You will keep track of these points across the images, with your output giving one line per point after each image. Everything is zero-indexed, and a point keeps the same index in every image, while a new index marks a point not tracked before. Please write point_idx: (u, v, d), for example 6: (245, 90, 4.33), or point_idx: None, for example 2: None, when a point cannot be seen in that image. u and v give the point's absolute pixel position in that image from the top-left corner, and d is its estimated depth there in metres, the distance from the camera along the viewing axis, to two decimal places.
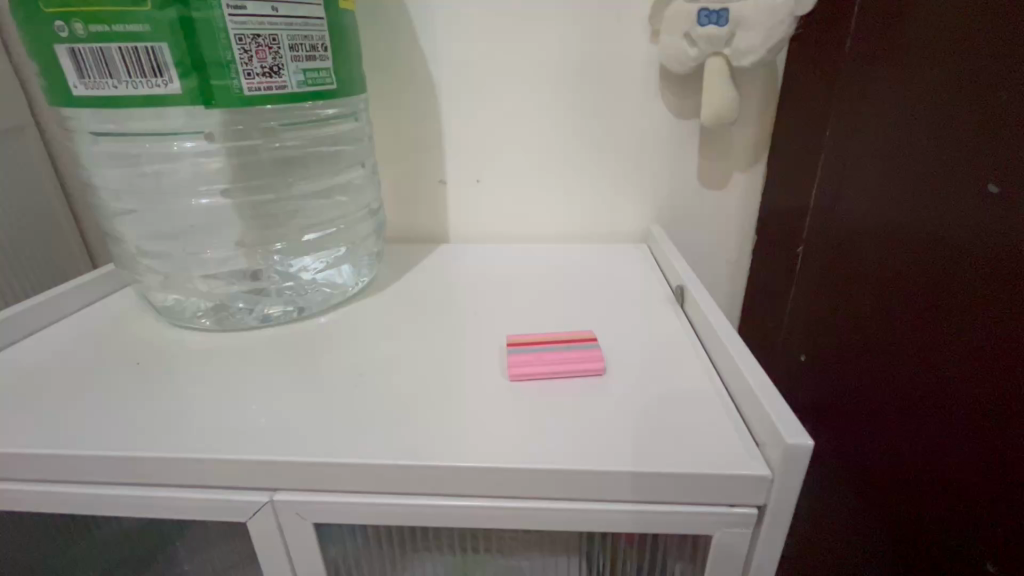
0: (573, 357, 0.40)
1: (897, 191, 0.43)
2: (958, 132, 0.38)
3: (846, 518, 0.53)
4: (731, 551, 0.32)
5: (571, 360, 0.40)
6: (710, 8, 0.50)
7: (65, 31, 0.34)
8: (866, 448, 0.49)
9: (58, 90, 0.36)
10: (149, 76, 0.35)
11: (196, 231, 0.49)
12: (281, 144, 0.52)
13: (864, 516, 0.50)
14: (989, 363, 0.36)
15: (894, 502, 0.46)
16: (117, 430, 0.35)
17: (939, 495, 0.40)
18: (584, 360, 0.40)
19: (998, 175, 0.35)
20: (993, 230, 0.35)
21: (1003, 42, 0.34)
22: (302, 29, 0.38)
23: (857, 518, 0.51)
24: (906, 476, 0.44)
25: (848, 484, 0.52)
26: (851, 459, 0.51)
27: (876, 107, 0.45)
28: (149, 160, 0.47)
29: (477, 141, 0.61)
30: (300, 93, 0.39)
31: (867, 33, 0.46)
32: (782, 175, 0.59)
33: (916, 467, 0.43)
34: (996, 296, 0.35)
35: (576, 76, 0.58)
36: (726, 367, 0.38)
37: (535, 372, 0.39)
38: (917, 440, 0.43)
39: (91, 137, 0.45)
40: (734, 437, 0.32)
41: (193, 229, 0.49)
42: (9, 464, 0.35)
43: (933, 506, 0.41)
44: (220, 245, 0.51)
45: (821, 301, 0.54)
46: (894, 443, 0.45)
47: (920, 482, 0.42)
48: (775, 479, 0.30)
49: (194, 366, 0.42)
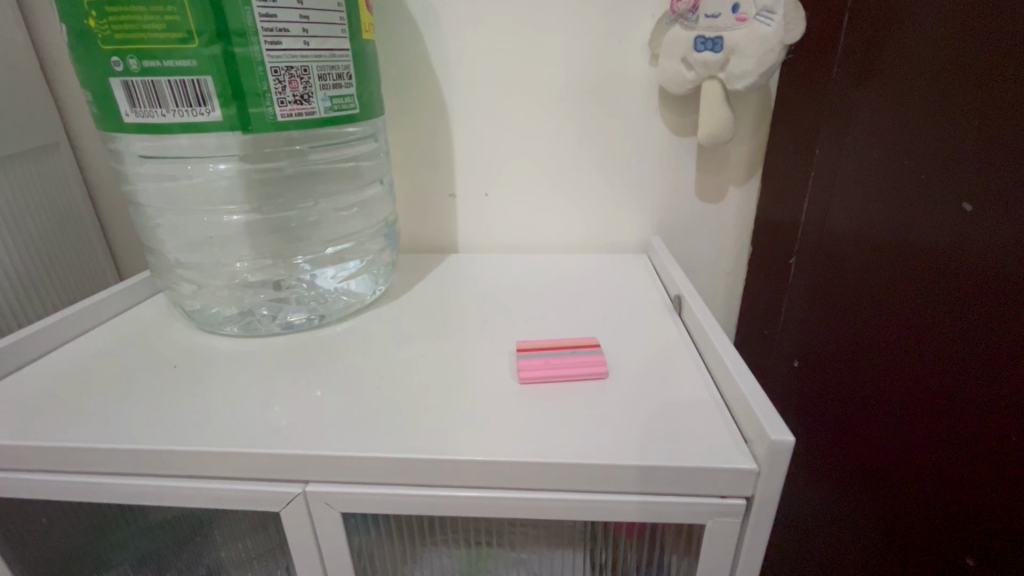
0: (579, 363, 0.43)
1: (884, 205, 0.46)
2: (937, 153, 0.40)
3: (836, 518, 0.55)
4: (722, 538, 0.35)
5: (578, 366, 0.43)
6: (705, 36, 0.54)
7: (120, 66, 0.38)
8: (856, 450, 0.51)
9: (111, 117, 0.40)
10: (194, 105, 0.38)
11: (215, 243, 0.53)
12: (305, 164, 0.56)
13: (854, 515, 0.52)
14: (971, 366, 0.38)
15: (884, 503, 0.48)
16: (164, 426, 0.39)
17: (925, 493, 0.43)
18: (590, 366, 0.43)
19: (972, 195, 0.38)
20: (969, 244, 0.38)
21: (975, 63, 0.37)
22: (330, 60, 0.42)
23: (848, 518, 0.53)
24: (895, 475, 0.46)
25: (839, 486, 0.54)
26: (841, 460, 0.54)
27: (864, 126, 0.48)
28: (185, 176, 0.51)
29: (487, 156, 0.65)
30: (327, 117, 0.43)
31: (853, 60, 0.49)
32: (776, 189, 0.62)
33: (905, 469, 0.45)
34: (974, 306, 0.38)
35: (580, 97, 0.61)
36: (719, 372, 0.41)
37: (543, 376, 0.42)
38: (906, 443, 0.45)
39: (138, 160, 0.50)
40: (726, 436, 0.35)
41: (212, 240, 0.53)
42: (64, 458, 0.38)
43: (922, 505, 0.43)
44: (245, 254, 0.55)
45: (814, 308, 0.57)
46: (883, 445, 0.47)
47: (907, 481, 0.45)
48: (761, 472, 0.33)
49: (227, 369, 0.45)
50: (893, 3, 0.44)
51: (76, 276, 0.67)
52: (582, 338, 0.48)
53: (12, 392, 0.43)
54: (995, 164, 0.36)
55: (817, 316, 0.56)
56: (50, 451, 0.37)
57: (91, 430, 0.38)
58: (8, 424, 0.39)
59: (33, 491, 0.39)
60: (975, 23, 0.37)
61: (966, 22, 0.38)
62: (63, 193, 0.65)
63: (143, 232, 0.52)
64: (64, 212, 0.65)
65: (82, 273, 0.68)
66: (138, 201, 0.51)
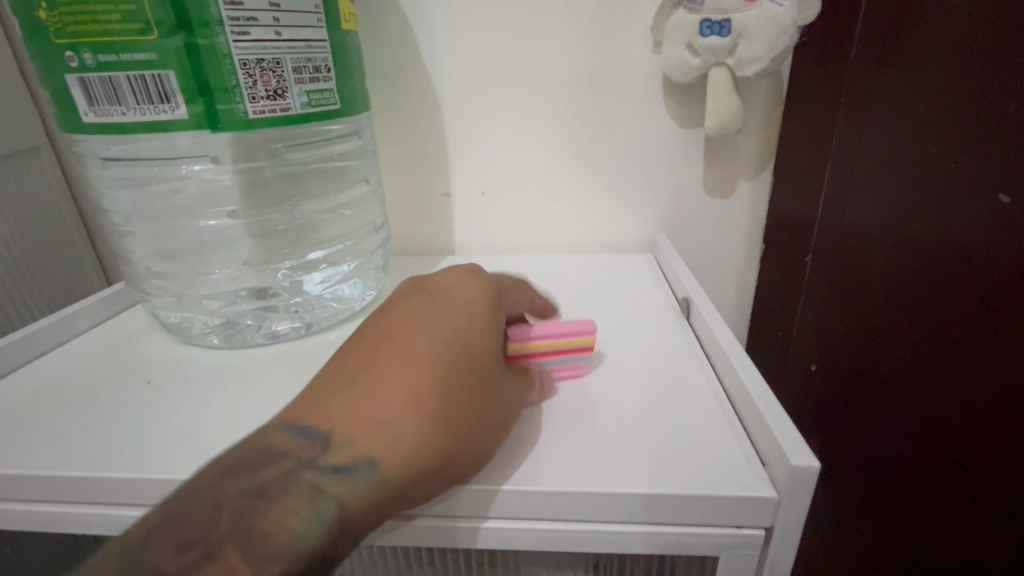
0: (561, 346, 0.39)
1: (909, 196, 0.42)
2: (968, 138, 0.37)
3: (857, 533, 0.52)
4: (739, 571, 0.31)
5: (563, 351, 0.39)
6: (712, 19, 0.50)
7: (75, 61, 0.35)
8: (879, 460, 0.47)
9: (70, 117, 0.37)
10: (157, 102, 0.35)
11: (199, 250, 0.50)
12: (285, 163, 0.53)
13: (877, 531, 0.48)
14: (1005, 372, 0.34)
15: (909, 521, 0.44)
16: (129, 450, 0.36)
17: (953, 512, 0.39)
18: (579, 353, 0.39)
19: (1006, 184, 0.34)
20: (1003, 238, 0.34)
21: (1007, 32, 0.33)
22: (306, 52, 0.39)
23: (870, 533, 0.49)
24: (920, 490, 0.43)
25: (862, 500, 0.51)
26: (863, 471, 0.50)
27: (887, 109, 0.44)
28: (156, 180, 0.49)
29: (482, 152, 0.62)
30: (304, 113, 0.40)
31: (874, 37, 0.45)
32: (790, 182, 0.58)
33: (934, 485, 0.41)
34: (1008, 308, 0.34)
35: (578, 88, 0.58)
36: (732, 382, 0.38)
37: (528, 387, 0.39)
38: (933, 455, 0.41)
39: (103, 163, 0.47)
40: (743, 458, 0.32)
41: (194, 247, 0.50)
42: (22, 487, 0.35)
43: (948, 525, 0.40)
44: (228, 263, 0.52)
45: (832, 307, 0.53)
46: (909, 457, 0.44)
47: (934, 498, 0.41)
48: (782, 500, 0.29)
49: (203, 385, 0.43)
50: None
51: (60, 284, 0.65)
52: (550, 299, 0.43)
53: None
54: None
55: (836, 315, 0.53)
56: (6, 479, 0.35)
57: (51, 455, 0.36)
58: None
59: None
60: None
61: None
62: (44, 199, 0.63)
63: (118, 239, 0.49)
64: (44, 218, 0.63)
65: (66, 281, 0.66)
66: (111, 208, 0.48)
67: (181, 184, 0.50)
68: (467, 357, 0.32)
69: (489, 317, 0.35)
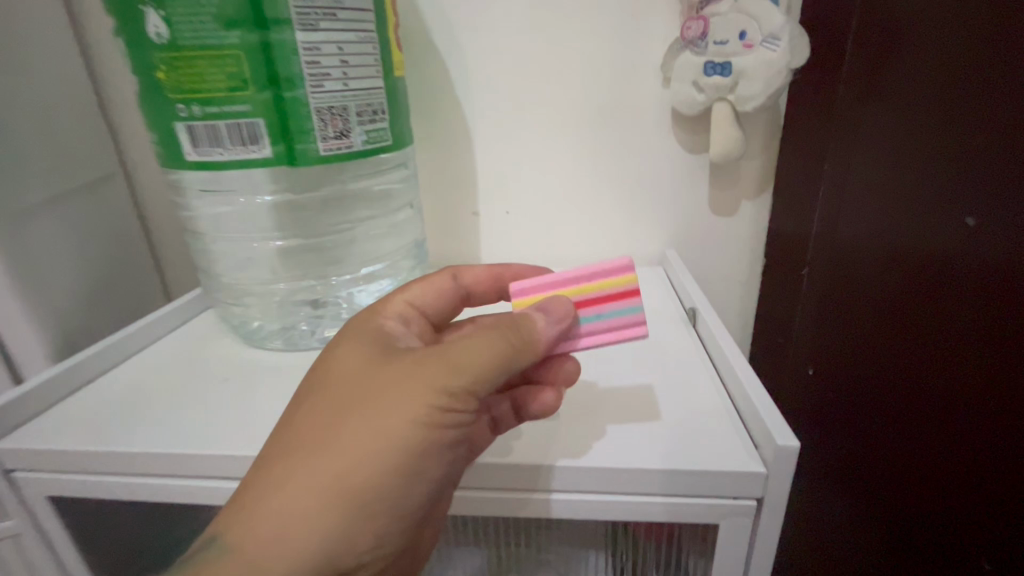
0: (591, 274, 0.38)
1: (888, 217, 0.49)
2: (938, 171, 0.44)
3: (851, 511, 0.58)
4: (736, 537, 0.37)
5: (602, 280, 0.38)
6: (715, 61, 0.57)
7: (184, 112, 0.42)
8: (870, 445, 0.55)
9: (174, 157, 0.44)
10: (249, 144, 0.43)
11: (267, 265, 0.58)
12: (341, 190, 0.61)
13: (872, 506, 0.56)
14: (990, 363, 0.42)
15: (906, 495, 0.52)
16: (219, 433, 0.42)
17: (951, 482, 0.47)
18: (620, 284, 0.38)
19: (976, 210, 0.41)
20: (977, 254, 0.42)
21: (970, 86, 0.41)
22: (367, 98, 0.46)
23: (865, 509, 0.57)
24: (916, 467, 0.50)
25: (854, 481, 0.57)
26: (854, 457, 0.57)
27: (868, 141, 0.51)
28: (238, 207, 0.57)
29: (508, 176, 0.68)
30: (364, 149, 0.47)
31: (856, 78, 0.51)
32: (787, 202, 0.64)
33: (934, 461, 0.48)
34: (986, 311, 0.42)
35: (596, 118, 0.65)
36: (731, 380, 0.44)
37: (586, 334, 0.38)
38: (927, 437, 0.48)
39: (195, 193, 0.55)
40: (739, 442, 0.38)
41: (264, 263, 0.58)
42: (130, 463, 0.41)
43: (946, 493, 0.48)
44: (288, 275, 0.60)
45: (821, 314, 0.59)
46: (903, 441, 0.51)
47: (928, 472, 0.49)
48: (769, 475, 0.35)
49: (272, 380, 0.49)
50: (895, 22, 0.46)
51: None
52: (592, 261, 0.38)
53: (80, 400, 0.47)
54: (996, 182, 0.40)
55: (825, 320, 0.59)
56: (118, 456, 0.41)
57: (154, 436, 0.42)
58: (79, 431, 0.43)
59: (97, 493, 0.42)
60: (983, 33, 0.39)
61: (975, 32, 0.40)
62: None
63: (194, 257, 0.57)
64: None
65: None
66: (191, 228, 0.56)
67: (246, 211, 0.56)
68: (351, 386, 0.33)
69: (384, 341, 0.36)
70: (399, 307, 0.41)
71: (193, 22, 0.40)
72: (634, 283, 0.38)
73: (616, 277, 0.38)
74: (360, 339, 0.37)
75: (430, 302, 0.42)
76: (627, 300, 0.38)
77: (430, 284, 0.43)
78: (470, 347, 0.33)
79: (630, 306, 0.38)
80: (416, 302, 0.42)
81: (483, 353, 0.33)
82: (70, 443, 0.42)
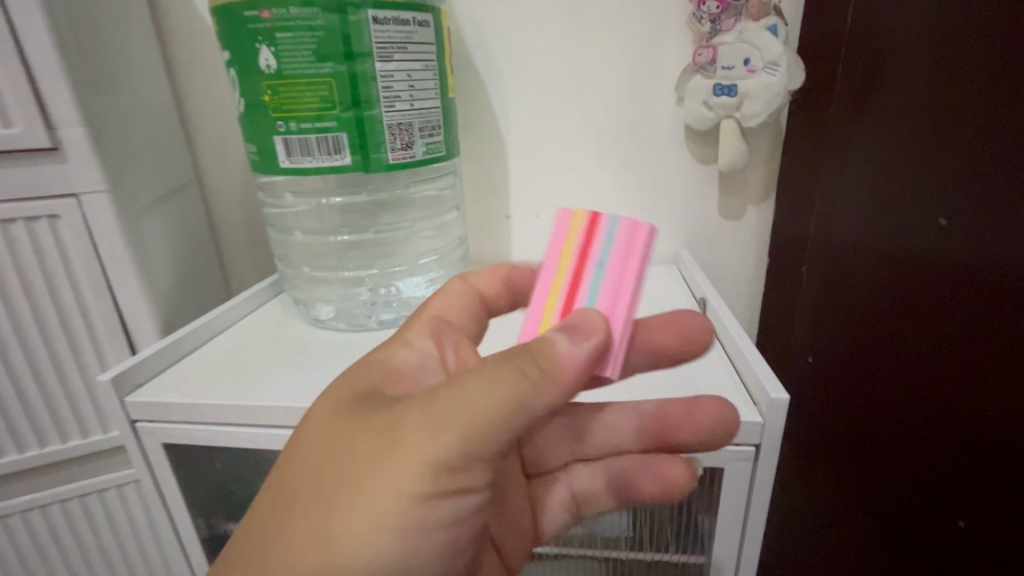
0: (545, 262, 0.37)
1: (881, 222, 0.56)
2: (920, 180, 0.51)
3: (855, 500, 0.63)
4: (737, 479, 0.45)
5: (558, 246, 0.37)
6: (723, 83, 0.65)
7: (282, 128, 0.51)
8: (869, 433, 0.60)
9: (269, 163, 0.53)
10: (334, 154, 0.52)
11: (340, 253, 0.73)
12: (402, 195, 0.74)
13: (871, 494, 0.60)
14: (957, 350, 0.47)
15: (898, 481, 0.56)
16: (302, 391, 0.50)
17: (932, 467, 0.51)
18: (573, 227, 0.37)
19: (949, 213, 0.47)
20: (950, 253, 0.47)
21: (941, 107, 0.48)
22: (427, 115, 0.55)
23: (866, 496, 0.61)
24: (903, 453, 0.55)
25: (857, 470, 0.62)
26: (855, 444, 0.62)
27: (859, 155, 0.59)
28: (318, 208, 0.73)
29: (537, 183, 0.77)
30: (423, 159, 0.56)
31: (847, 101, 0.60)
32: (788, 207, 0.72)
33: (918, 447, 0.53)
34: (955, 304, 0.47)
35: (616, 133, 0.73)
36: (733, 351, 0.51)
37: (620, 288, 0.35)
38: (912, 423, 0.53)
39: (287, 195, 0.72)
40: (739, 400, 0.45)
41: (337, 251, 0.73)
42: (229, 415, 0.49)
43: (929, 478, 0.52)
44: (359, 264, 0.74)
45: (824, 309, 0.67)
46: (895, 428, 0.56)
47: (914, 457, 0.53)
48: (765, 423, 0.42)
49: (340, 352, 0.57)
50: (883, 52, 0.54)
51: None
52: (556, 231, 0.37)
53: (182, 364, 0.55)
54: (963, 189, 0.46)
55: (827, 314, 0.66)
56: (219, 408, 0.49)
57: (248, 393, 0.50)
58: (185, 388, 0.52)
59: (203, 440, 0.51)
60: (964, 61, 0.45)
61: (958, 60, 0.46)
62: None
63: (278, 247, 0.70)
64: None
65: None
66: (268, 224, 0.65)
67: (321, 210, 0.72)
68: (331, 441, 0.31)
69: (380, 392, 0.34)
70: (431, 326, 0.41)
71: (296, 56, 0.49)
72: (581, 214, 0.37)
73: (562, 229, 0.37)
74: (355, 373, 0.35)
75: (456, 314, 0.43)
76: (596, 225, 0.36)
77: (450, 295, 0.44)
78: (450, 403, 0.29)
79: (606, 223, 0.36)
80: (445, 313, 0.43)
81: (469, 414, 0.29)
82: (182, 397, 0.50)
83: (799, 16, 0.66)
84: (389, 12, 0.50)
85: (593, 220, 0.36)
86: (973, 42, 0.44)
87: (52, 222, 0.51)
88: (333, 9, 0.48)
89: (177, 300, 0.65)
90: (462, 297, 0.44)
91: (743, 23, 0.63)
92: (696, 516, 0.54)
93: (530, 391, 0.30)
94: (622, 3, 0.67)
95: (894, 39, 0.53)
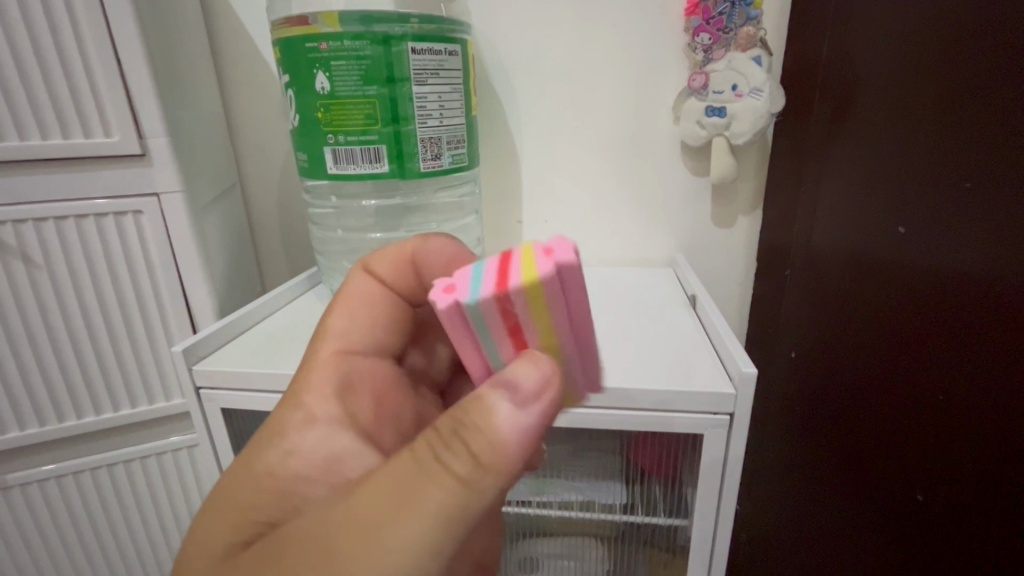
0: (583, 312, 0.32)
1: (852, 232, 0.64)
2: (883, 195, 0.58)
3: (837, 493, 0.68)
4: (716, 443, 0.53)
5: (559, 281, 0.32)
6: (715, 106, 0.73)
7: (332, 139, 0.60)
8: (845, 426, 0.66)
9: (318, 169, 0.62)
10: (374, 163, 0.61)
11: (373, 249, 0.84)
12: (428, 200, 0.85)
13: (852, 489, 0.65)
14: (912, 343, 0.54)
15: (872, 475, 0.61)
16: None
17: (900, 455, 0.57)
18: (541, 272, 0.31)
19: (905, 223, 0.55)
20: (908, 257, 0.55)
21: (897, 130, 0.56)
22: (454, 131, 0.64)
23: (847, 489, 0.66)
24: (875, 444, 0.61)
25: (836, 462, 0.68)
26: (834, 436, 0.68)
27: (834, 171, 0.67)
28: (355, 210, 0.83)
29: (547, 190, 0.85)
30: (448, 168, 0.64)
31: (821, 123, 0.68)
32: (775, 217, 0.80)
33: (888, 438, 0.58)
34: (912, 305, 0.54)
35: (619, 147, 0.81)
36: (717, 337, 0.59)
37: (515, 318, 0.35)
38: (881, 417, 0.59)
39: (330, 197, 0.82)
40: (720, 377, 0.53)
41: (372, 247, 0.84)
42: (279, 383, 0.57)
43: (898, 469, 0.57)
44: None
45: (804, 311, 0.74)
46: (867, 421, 0.62)
47: (883, 448, 0.59)
48: (738, 393, 0.50)
49: None
50: (856, 82, 0.62)
51: None
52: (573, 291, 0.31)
53: (235, 343, 0.64)
54: (914, 202, 0.54)
55: (807, 313, 0.73)
56: (270, 377, 0.57)
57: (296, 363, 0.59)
58: (242, 359, 0.60)
59: (255, 404, 0.59)
60: (928, 93, 0.52)
61: (922, 93, 0.53)
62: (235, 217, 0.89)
63: (318, 243, 0.81)
64: None
65: None
66: None
67: (361, 209, 0.83)
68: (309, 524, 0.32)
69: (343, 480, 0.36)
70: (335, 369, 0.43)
71: (347, 80, 0.58)
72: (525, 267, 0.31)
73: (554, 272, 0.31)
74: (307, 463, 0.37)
75: (358, 334, 0.45)
76: (502, 275, 0.31)
77: (348, 308, 0.46)
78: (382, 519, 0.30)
79: (478, 276, 0.32)
80: (346, 339, 0.45)
81: (407, 538, 0.29)
82: (239, 366, 0.59)
83: (783, 48, 0.75)
84: (426, 44, 0.59)
85: (489, 285, 0.30)
86: (920, 78, 0.53)
87: (137, 217, 0.63)
88: (379, 42, 0.57)
89: (228, 289, 0.74)
90: (365, 302, 0.46)
91: (732, 53, 0.72)
92: (682, 488, 0.64)
93: (453, 495, 0.30)
94: (626, 34, 0.76)
95: (867, 72, 0.60)
